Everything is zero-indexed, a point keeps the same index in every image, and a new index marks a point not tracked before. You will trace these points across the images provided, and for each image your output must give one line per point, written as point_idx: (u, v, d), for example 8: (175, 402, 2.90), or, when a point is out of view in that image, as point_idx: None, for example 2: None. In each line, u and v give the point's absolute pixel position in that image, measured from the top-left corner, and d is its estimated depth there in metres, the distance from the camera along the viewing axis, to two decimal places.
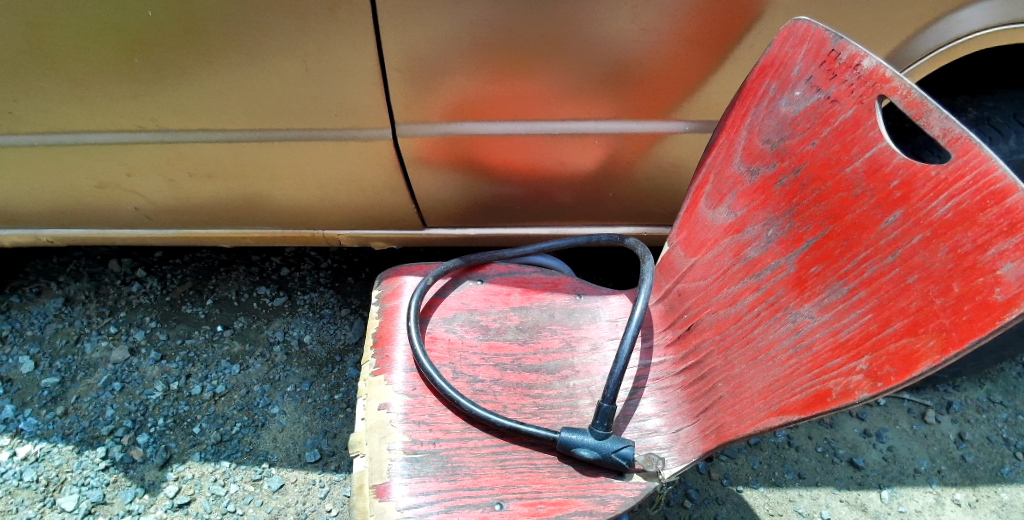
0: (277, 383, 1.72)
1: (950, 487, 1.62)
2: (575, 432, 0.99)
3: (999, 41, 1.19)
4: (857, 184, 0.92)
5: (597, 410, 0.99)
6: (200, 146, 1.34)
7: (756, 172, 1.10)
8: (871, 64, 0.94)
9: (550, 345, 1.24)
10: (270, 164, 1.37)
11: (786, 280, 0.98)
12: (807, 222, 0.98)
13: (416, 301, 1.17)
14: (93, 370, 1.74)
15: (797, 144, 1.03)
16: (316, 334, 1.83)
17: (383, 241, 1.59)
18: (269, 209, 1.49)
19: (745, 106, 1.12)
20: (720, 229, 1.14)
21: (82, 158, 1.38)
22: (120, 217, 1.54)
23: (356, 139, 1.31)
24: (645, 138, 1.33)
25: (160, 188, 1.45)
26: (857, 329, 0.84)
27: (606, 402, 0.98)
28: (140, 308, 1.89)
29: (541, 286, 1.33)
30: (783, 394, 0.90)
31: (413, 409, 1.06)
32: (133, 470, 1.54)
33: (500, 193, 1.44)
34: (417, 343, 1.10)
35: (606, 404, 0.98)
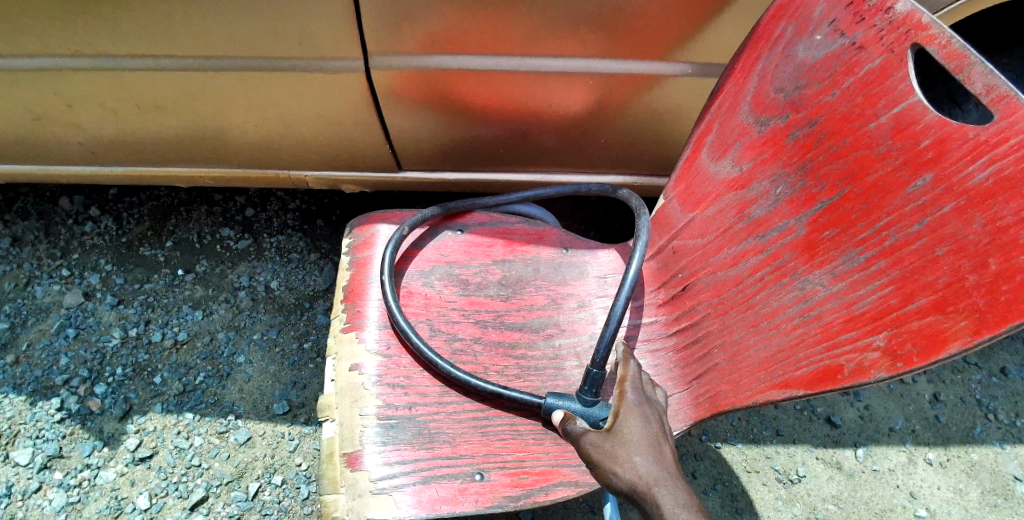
0: (242, 330, 1.63)
1: (922, 447, 1.64)
2: (562, 397, 0.93)
3: None
4: (881, 142, 0.83)
5: (585, 376, 0.92)
6: (146, 76, 1.19)
7: (766, 123, 1.00)
8: (906, 8, 0.84)
9: (534, 301, 1.17)
10: (227, 98, 1.23)
11: (795, 243, 0.90)
12: (821, 181, 0.90)
13: (391, 253, 1.07)
14: (45, 316, 1.63)
15: (815, 94, 0.94)
16: (283, 280, 1.73)
17: (355, 184, 1.47)
18: (230, 147, 1.36)
19: (758, 49, 1.01)
20: (722, 183, 1.05)
21: (11, 86, 1.21)
22: (62, 152, 1.39)
23: (322, 71, 1.17)
24: (642, 80, 1.22)
25: (102, 121, 1.30)
26: (875, 302, 0.77)
27: (595, 367, 0.92)
28: (94, 250, 1.75)
29: (525, 238, 1.23)
30: (788, 366, 0.85)
31: (387, 370, 0.98)
32: (91, 422, 1.46)
33: (482, 134, 1.33)
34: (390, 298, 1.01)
35: (594, 370, 0.92)
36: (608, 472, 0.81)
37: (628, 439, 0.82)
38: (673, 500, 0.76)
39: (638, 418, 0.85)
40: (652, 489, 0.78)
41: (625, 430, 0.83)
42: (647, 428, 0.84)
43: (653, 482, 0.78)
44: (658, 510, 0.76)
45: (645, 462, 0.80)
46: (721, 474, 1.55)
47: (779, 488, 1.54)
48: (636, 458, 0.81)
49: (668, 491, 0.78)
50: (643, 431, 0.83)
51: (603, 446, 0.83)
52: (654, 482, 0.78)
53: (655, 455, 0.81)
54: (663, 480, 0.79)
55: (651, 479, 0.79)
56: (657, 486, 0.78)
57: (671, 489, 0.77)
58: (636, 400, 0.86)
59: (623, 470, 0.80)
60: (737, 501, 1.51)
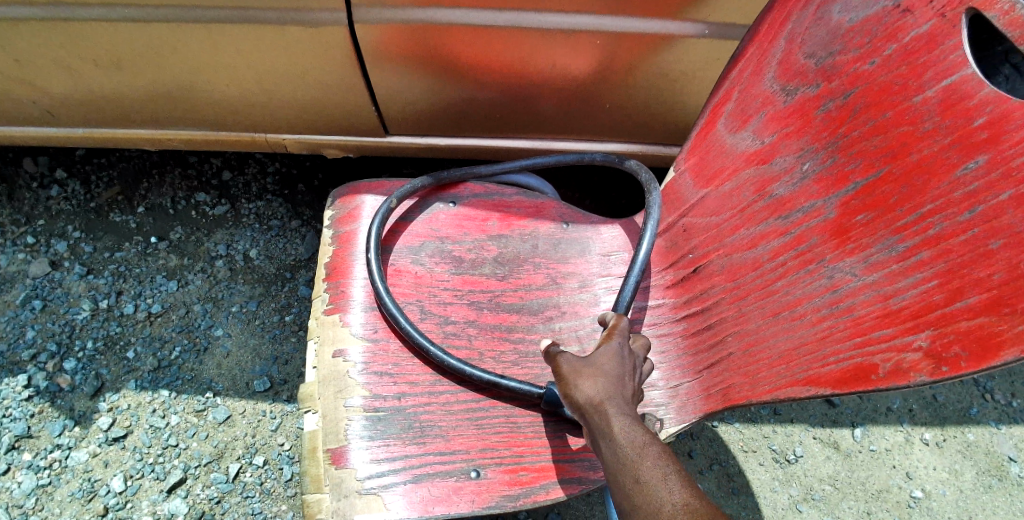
0: (220, 302, 1.54)
1: (919, 427, 1.62)
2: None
3: None
4: (927, 118, 0.75)
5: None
6: (102, 26, 1.06)
7: (793, 92, 0.91)
8: None
9: (533, 281, 1.09)
10: (194, 53, 1.11)
11: (823, 227, 0.83)
12: (855, 159, 0.82)
13: (378, 229, 0.97)
14: (9, 286, 1.53)
15: (850, 61, 0.85)
16: (263, 249, 1.63)
17: (337, 149, 1.36)
18: (200, 107, 1.24)
19: (788, 9, 0.92)
20: (740, 157, 0.97)
21: None
22: (15, 110, 1.27)
23: (300, 23, 1.06)
24: (652, 41, 1.12)
25: (56, 77, 1.17)
26: (916, 297, 0.70)
27: None
28: (61, 216, 1.63)
29: (523, 211, 1.14)
30: (813, 362, 0.78)
31: (374, 357, 0.90)
32: (61, 400, 1.38)
33: (476, 97, 1.22)
34: (378, 279, 0.92)
35: None
36: (568, 385, 0.75)
37: (598, 364, 0.76)
38: (624, 420, 0.70)
39: (614, 352, 0.78)
40: (607, 407, 0.71)
41: (600, 357, 0.77)
42: (621, 362, 0.77)
43: (611, 402, 0.72)
44: (607, 427, 0.70)
45: (605, 383, 0.74)
46: (718, 454, 1.52)
47: (775, 468, 1.52)
48: (601, 378, 0.74)
49: (622, 411, 0.71)
50: (617, 362, 0.77)
51: (572, 364, 0.76)
52: (611, 401, 0.72)
53: (620, 384, 0.75)
54: (622, 402, 0.72)
55: (608, 398, 0.72)
56: (613, 405, 0.71)
57: (625, 411, 0.71)
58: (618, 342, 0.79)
59: (585, 386, 0.73)
60: (733, 482, 1.48)
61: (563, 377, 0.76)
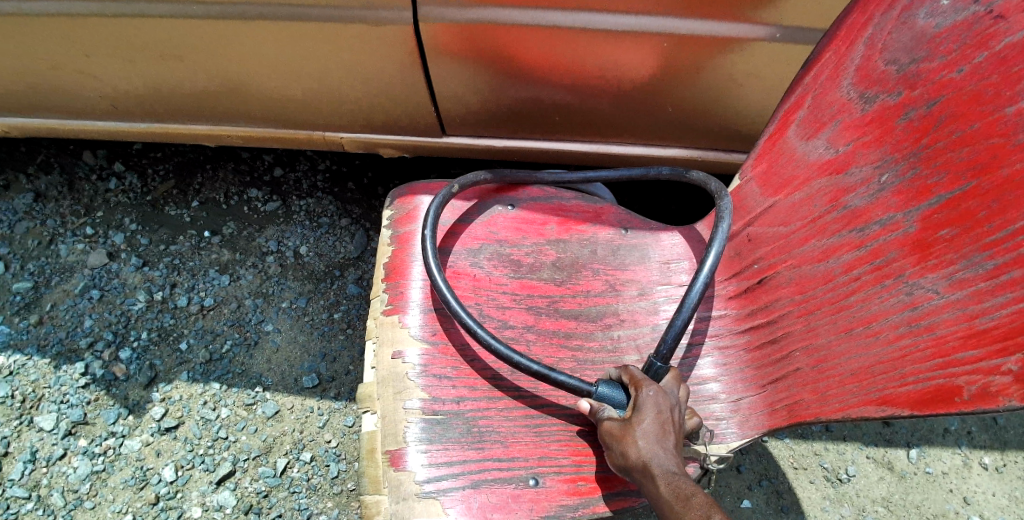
0: (270, 297, 1.56)
1: (978, 451, 1.55)
2: (616, 388, 0.83)
3: None
4: (1021, 129, 0.71)
5: (648, 367, 0.85)
6: (172, 22, 1.10)
7: (872, 100, 0.89)
8: None
9: (591, 287, 1.08)
10: (257, 50, 1.14)
11: (902, 241, 0.80)
12: (939, 171, 0.78)
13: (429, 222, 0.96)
14: (69, 276, 1.57)
15: (937, 69, 0.82)
16: (313, 246, 1.65)
17: (393, 148, 1.37)
18: (260, 105, 1.27)
19: (869, 12, 0.90)
20: (813, 166, 0.95)
21: (29, 31, 1.14)
22: (82, 103, 1.31)
23: (363, 21, 1.07)
24: (718, 43, 1.10)
25: (124, 71, 1.21)
26: (1007, 317, 0.66)
27: (659, 359, 0.84)
28: (119, 208, 1.68)
29: (581, 216, 1.14)
30: (890, 381, 0.76)
31: (432, 360, 0.90)
32: (116, 388, 1.42)
33: (536, 97, 1.21)
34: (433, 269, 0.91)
35: (657, 363, 0.84)
36: (613, 451, 0.78)
37: (638, 420, 0.77)
38: (667, 480, 0.73)
39: (652, 402, 0.78)
40: (651, 468, 0.74)
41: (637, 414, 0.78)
42: (658, 411, 0.78)
43: (652, 465, 0.74)
44: (654, 487, 0.73)
45: (647, 442, 0.76)
46: (767, 469, 1.48)
47: (826, 487, 1.47)
48: (640, 438, 0.76)
49: (662, 471, 0.73)
50: (653, 414, 0.77)
51: (610, 428, 0.79)
52: (654, 462, 0.74)
53: (660, 437, 0.76)
54: (663, 460, 0.74)
55: (651, 457, 0.75)
56: (656, 465, 0.74)
57: (668, 469, 0.73)
58: (650, 387, 0.80)
59: (625, 451, 0.77)
60: (782, 499, 1.44)
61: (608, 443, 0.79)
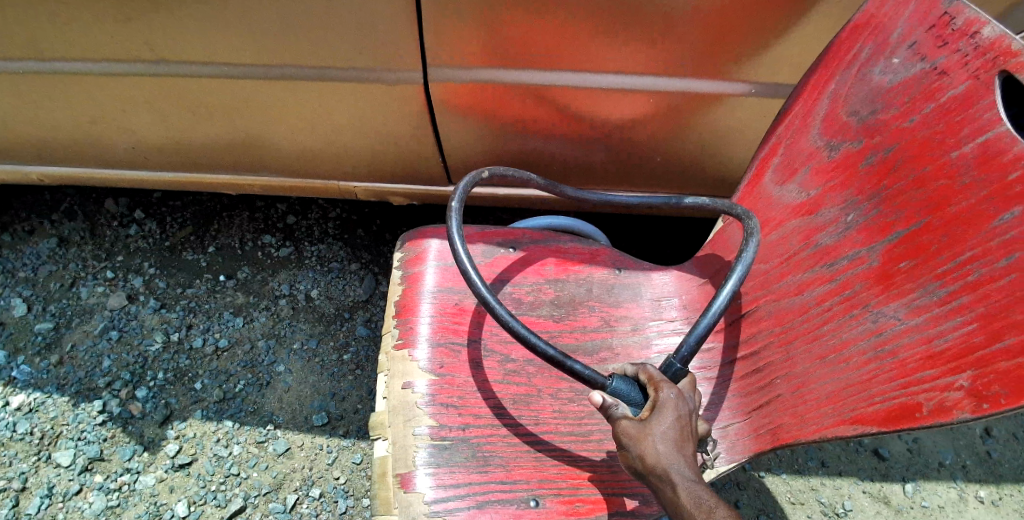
0: (282, 339, 1.64)
1: (973, 484, 1.58)
2: (630, 386, 0.83)
3: None
4: (964, 172, 0.80)
5: (665, 368, 0.85)
6: (205, 81, 1.22)
7: (837, 147, 0.98)
8: (992, 33, 0.81)
9: (587, 323, 1.15)
10: (281, 106, 1.26)
11: (868, 274, 0.88)
12: (897, 210, 0.87)
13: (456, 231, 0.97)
14: (89, 317, 1.65)
15: (891, 119, 0.92)
16: (324, 289, 1.73)
17: (402, 196, 1.48)
18: (281, 156, 1.38)
19: (831, 69, 1.00)
20: (788, 208, 1.03)
21: (74, 89, 1.26)
22: (116, 154, 1.42)
23: (379, 81, 1.19)
24: (703, 98, 1.20)
25: (159, 124, 1.33)
26: (958, 339, 0.73)
27: (678, 361, 0.84)
28: (138, 253, 1.78)
29: (578, 257, 1.22)
30: (859, 402, 0.82)
31: (440, 390, 0.97)
32: (132, 426, 1.48)
33: (536, 148, 1.32)
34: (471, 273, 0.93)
35: (676, 364, 0.84)
36: (627, 454, 0.79)
37: (658, 424, 0.78)
38: (689, 488, 0.75)
39: (671, 406, 0.79)
40: (671, 475, 0.76)
41: (655, 417, 0.79)
42: (676, 416, 0.79)
43: (672, 471, 0.76)
44: (673, 494, 0.76)
45: (667, 448, 0.77)
46: (765, 505, 1.50)
47: None
48: (660, 442, 0.77)
49: (683, 479, 0.75)
50: (672, 418, 0.78)
51: (627, 428, 0.78)
52: (675, 469, 0.76)
53: (678, 442, 0.78)
54: (682, 467, 0.76)
55: (671, 464, 0.76)
56: (676, 472, 0.76)
57: (688, 476, 0.76)
58: (669, 391, 0.80)
59: (644, 455, 0.77)
60: None
61: (622, 445, 0.79)
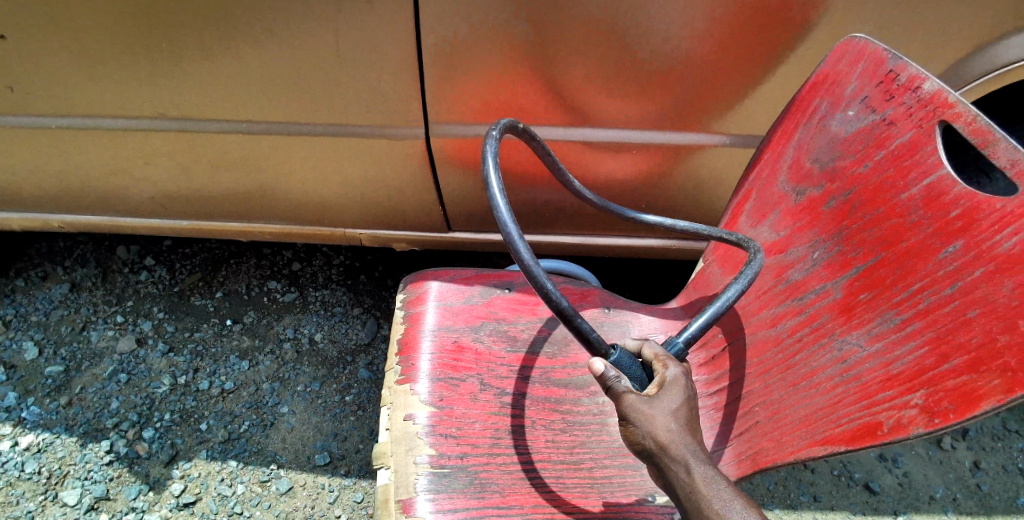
0: (287, 381, 1.69)
1: (965, 516, 1.54)
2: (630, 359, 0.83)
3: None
4: (913, 211, 0.88)
5: (667, 347, 0.88)
6: (224, 137, 1.33)
7: (803, 192, 1.05)
8: (932, 87, 0.91)
9: (579, 359, 1.23)
10: (293, 159, 1.36)
11: (832, 306, 0.95)
12: (857, 247, 0.94)
13: (494, 172, 0.87)
14: (98, 360, 1.71)
15: (849, 165, 0.99)
16: (327, 333, 1.80)
17: (405, 242, 1.57)
18: (291, 205, 1.48)
19: (794, 121, 1.07)
20: (760, 247, 1.09)
21: (102, 143, 1.37)
22: (135, 203, 1.52)
23: (385, 136, 1.29)
24: (682, 148, 1.31)
25: (178, 176, 1.44)
26: (912, 362, 0.80)
27: (682, 341, 0.87)
28: (148, 298, 1.86)
29: (571, 298, 1.28)
30: (828, 424, 0.88)
31: (439, 421, 1.03)
32: (137, 466, 1.51)
33: (530, 195, 1.41)
34: (507, 222, 0.83)
35: (678, 345, 0.87)
36: (634, 430, 0.78)
37: (667, 401, 0.79)
38: (703, 470, 0.76)
39: (679, 385, 0.81)
40: (684, 456, 0.76)
41: (664, 396, 0.80)
42: (684, 396, 0.81)
43: (683, 450, 0.76)
44: (686, 476, 0.76)
45: (679, 427, 0.78)
46: None
47: None
48: (670, 421, 0.78)
49: (694, 458, 0.76)
50: (681, 398, 0.80)
51: (637, 403, 0.78)
52: (688, 449, 0.77)
53: (688, 423, 0.79)
54: (693, 449, 0.77)
55: (683, 444, 0.77)
56: (689, 453, 0.77)
57: (700, 458, 0.77)
58: (674, 369, 0.83)
59: (655, 434, 0.77)
60: None
61: (630, 420, 0.79)
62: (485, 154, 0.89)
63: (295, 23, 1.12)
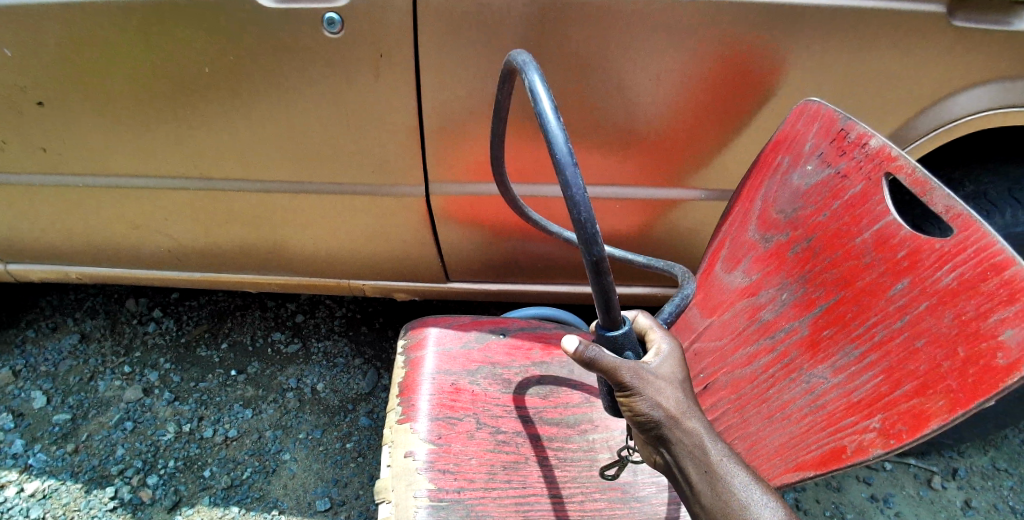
0: (289, 429, 1.74)
1: None
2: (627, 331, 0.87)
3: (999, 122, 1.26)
4: (867, 254, 0.97)
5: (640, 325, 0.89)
6: (239, 195, 1.44)
7: (771, 239, 1.14)
8: (878, 143, 1.00)
9: (570, 399, 1.29)
10: (301, 214, 1.47)
11: (800, 342, 1.03)
12: (819, 287, 1.03)
13: (545, 93, 0.85)
14: (105, 409, 1.76)
15: (810, 215, 1.08)
16: (328, 383, 1.86)
17: (406, 292, 1.65)
18: (297, 257, 1.58)
19: (761, 176, 1.17)
20: (735, 292, 1.17)
21: (124, 200, 1.48)
22: (150, 257, 1.62)
23: (387, 193, 1.41)
24: (662, 203, 1.42)
25: (193, 231, 1.54)
26: (869, 390, 0.89)
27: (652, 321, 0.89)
28: (155, 349, 1.93)
29: (561, 341, 1.39)
30: (799, 451, 0.95)
31: (438, 457, 1.09)
32: (141, 511, 1.54)
33: (523, 249, 1.51)
34: (557, 141, 0.80)
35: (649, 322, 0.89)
36: (646, 401, 0.81)
37: (668, 373, 0.86)
38: (711, 439, 0.82)
39: (674, 360, 0.89)
40: (692, 424, 0.82)
41: (661, 367, 0.86)
42: (680, 371, 0.88)
43: (691, 417, 0.82)
44: (697, 446, 0.81)
45: (683, 398, 0.84)
46: None
47: None
48: (673, 389, 0.84)
49: (701, 424, 0.83)
50: (678, 372, 0.87)
51: (647, 373, 0.83)
52: (695, 418, 0.83)
53: (688, 394, 0.86)
54: (699, 419, 0.83)
55: (689, 414, 0.83)
56: (696, 421, 0.83)
57: (706, 427, 0.83)
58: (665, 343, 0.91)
59: (665, 402, 0.82)
60: None
61: (642, 392, 0.81)
62: (531, 78, 0.88)
63: (308, 92, 1.25)
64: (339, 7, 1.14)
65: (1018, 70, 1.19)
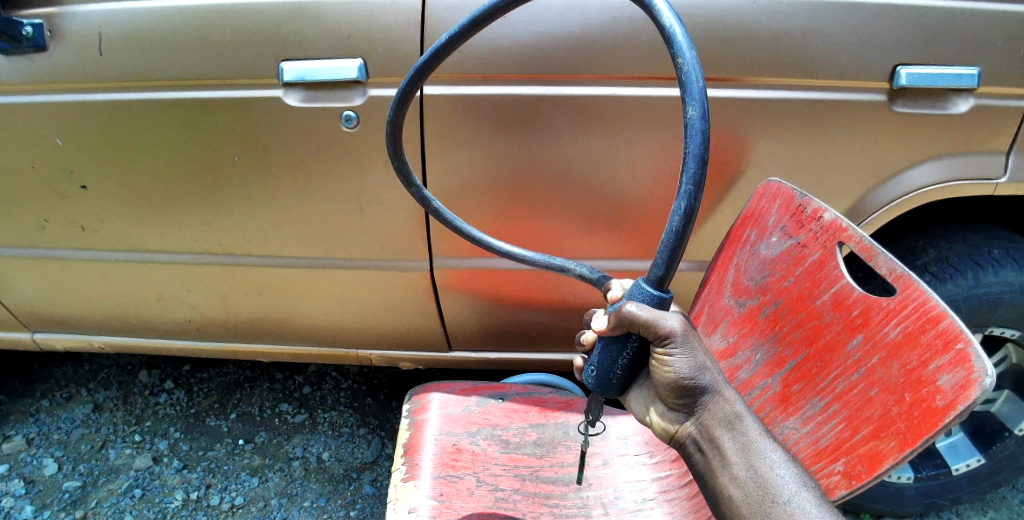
0: (294, 497, 1.77)
1: None
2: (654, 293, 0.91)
3: (953, 192, 1.38)
4: (826, 314, 1.08)
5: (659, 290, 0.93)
6: (257, 269, 1.57)
7: (744, 304, 1.22)
8: (831, 217, 1.10)
9: (564, 459, 1.35)
10: (312, 286, 1.59)
11: (773, 397, 1.13)
12: (788, 346, 1.14)
13: (669, 8, 0.92)
14: (114, 476, 1.81)
15: (776, 281, 1.18)
16: (333, 452, 1.91)
17: (410, 361, 1.74)
18: (307, 327, 1.68)
19: (732, 249, 1.23)
20: (714, 353, 1.25)
21: (150, 273, 1.61)
22: (170, 327, 1.73)
23: (393, 267, 1.53)
24: None
25: (211, 302, 1.66)
26: (833, 437, 1.00)
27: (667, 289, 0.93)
28: (166, 418, 2.01)
29: (556, 405, 1.46)
30: None
31: (439, 512, 1.15)
32: None
33: (521, 318, 1.61)
34: (684, 49, 0.87)
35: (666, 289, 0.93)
36: (692, 365, 0.90)
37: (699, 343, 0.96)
38: (743, 408, 0.93)
39: None
40: (727, 393, 0.93)
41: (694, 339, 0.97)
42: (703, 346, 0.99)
43: (726, 388, 0.94)
44: (732, 414, 0.92)
45: (717, 370, 0.95)
46: None
47: None
48: (710, 360, 0.94)
49: (732, 395, 0.94)
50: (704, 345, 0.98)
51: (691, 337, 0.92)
52: (728, 388, 0.94)
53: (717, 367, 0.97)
54: (730, 390, 0.94)
55: (724, 385, 0.94)
56: (729, 391, 0.94)
57: (737, 398, 0.94)
58: None
59: (706, 369, 0.92)
60: None
61: (689, 355, 0.89)
62: None
63: (324, 177, 1.41)
64: (355, 105, 1.32)
65: (958, 148, 1.34)
